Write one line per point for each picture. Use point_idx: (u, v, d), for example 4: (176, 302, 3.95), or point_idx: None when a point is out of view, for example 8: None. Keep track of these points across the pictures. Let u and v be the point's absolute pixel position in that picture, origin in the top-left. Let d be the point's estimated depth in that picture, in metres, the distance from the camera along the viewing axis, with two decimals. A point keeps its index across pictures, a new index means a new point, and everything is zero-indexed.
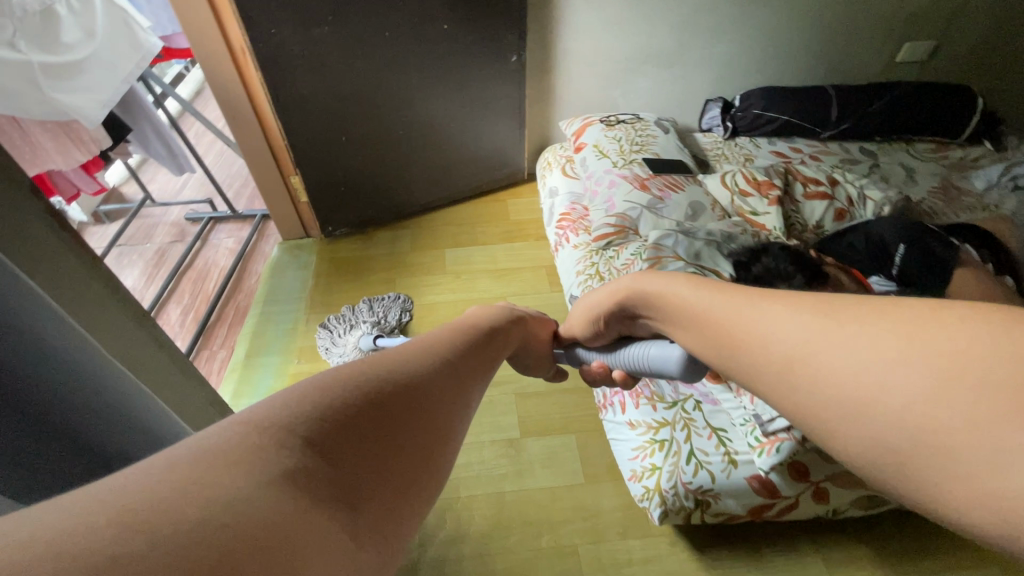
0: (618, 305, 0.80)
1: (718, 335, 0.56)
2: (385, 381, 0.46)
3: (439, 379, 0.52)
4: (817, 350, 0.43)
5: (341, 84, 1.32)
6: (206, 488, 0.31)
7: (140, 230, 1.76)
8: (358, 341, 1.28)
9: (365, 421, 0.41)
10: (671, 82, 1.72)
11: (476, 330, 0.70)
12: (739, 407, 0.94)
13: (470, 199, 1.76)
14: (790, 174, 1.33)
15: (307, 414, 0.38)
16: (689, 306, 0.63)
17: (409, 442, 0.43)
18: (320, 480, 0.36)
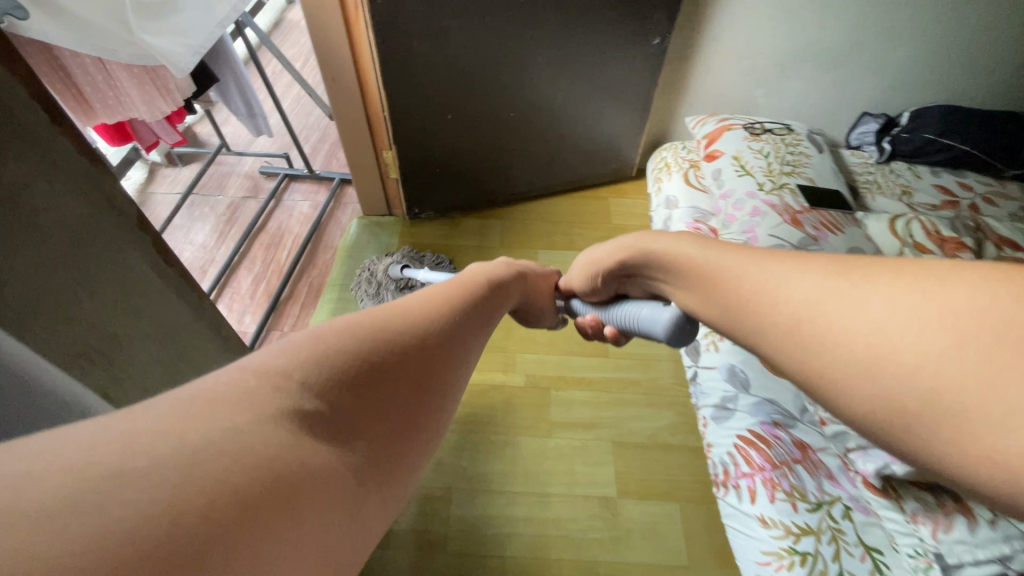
0: (619, 257, 0.66)
1: (727, 294, 0.42)
2: (389, 314, 0.33)
3: (457, 313, 0.40)
4: (830, 307, 0.32)
5: (457, 53, 1.12)
6: (200, 425, 0.22)
7: (213, 179, 1.64)
8: (388, 269, 1.29)
9: (374, 359, 0.29)
10: (828, 86, 1.45)
11: (486, 273, 0.58)
12: (909, 535, 0.78)
13: (570, 192, 1.56)
14: (980, 232, 1.11)
15: (305, 351, 0.28)
16: (690, 259, 0.51)
17: (426, 387, 0.32)
18: (325, 427, 0.26)
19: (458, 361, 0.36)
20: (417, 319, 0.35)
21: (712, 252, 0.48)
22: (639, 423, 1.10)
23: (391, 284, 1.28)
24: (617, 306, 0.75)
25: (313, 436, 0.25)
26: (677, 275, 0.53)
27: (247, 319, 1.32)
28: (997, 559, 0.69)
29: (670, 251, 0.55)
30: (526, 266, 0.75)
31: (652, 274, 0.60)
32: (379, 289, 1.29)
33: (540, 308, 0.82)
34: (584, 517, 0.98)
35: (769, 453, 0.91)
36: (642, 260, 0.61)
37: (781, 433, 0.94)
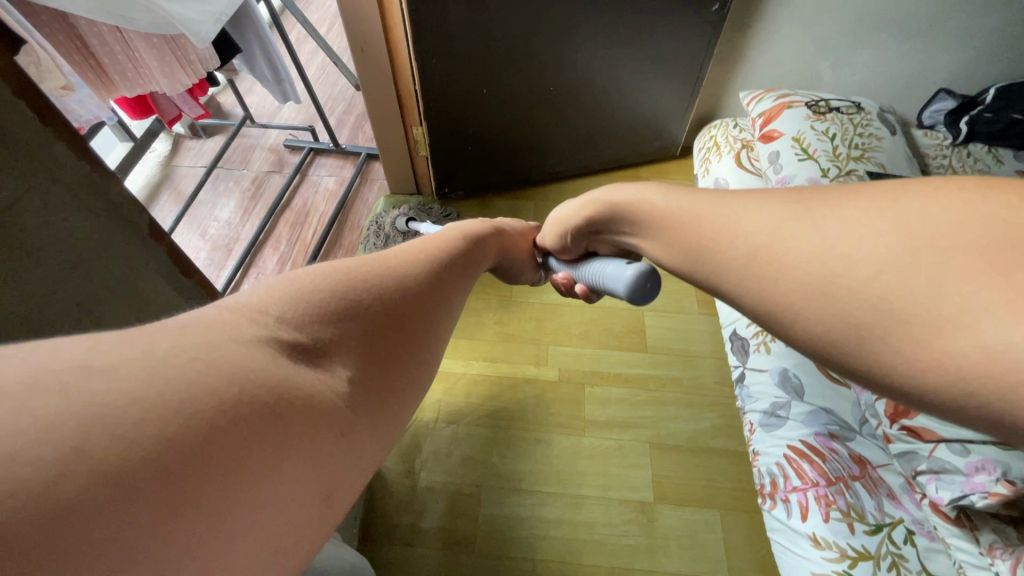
0: (584, 212, 0.61)
1: (691, 241, 0.41)
2: (363, 258, 0.33)
3: (438, 260, 0.40)
4: (801, 246, 0.31)
5: (496, 22, 1.03)
6: (174, 338, 0.23)
7: (237, 152, 1.59)
8: (394, 222, 1.27)
9: (351, 299, 0.30)
10: (903, 58, 1.30)
11: (468, 228, 0.58)
12: (978, 567, 0.71)
13: (609, 171, 1.47)
14: None
15: (280, 291, 0.28)
16: (652, 208, 0.47)
17: (413, 325, 0.32)
18: (303, 357, 0.26)
19: (443, 302, 0.36)
20: (395, 263, 0.35)
21: (681, 197, 0.45)
22: (679, 425, 1.04)
23: (399, 236, 1.26)
24: (586, 263, 0.71)
25: (293, 361, 0.25)
26: (642, 227, 0.49)
27: None
28: None
29: (628, 204, 0.51)
30: (502, 224, 0.73)
31: (616, 230, 0.56)
32: (387, 241, 1.27)
33: (513, 266, 0.78)
34: (618, 522, 0.94)
35: (824, 467, 0.85)
36: (605, 215, 0.57)
37: (838, 446, 0.87)
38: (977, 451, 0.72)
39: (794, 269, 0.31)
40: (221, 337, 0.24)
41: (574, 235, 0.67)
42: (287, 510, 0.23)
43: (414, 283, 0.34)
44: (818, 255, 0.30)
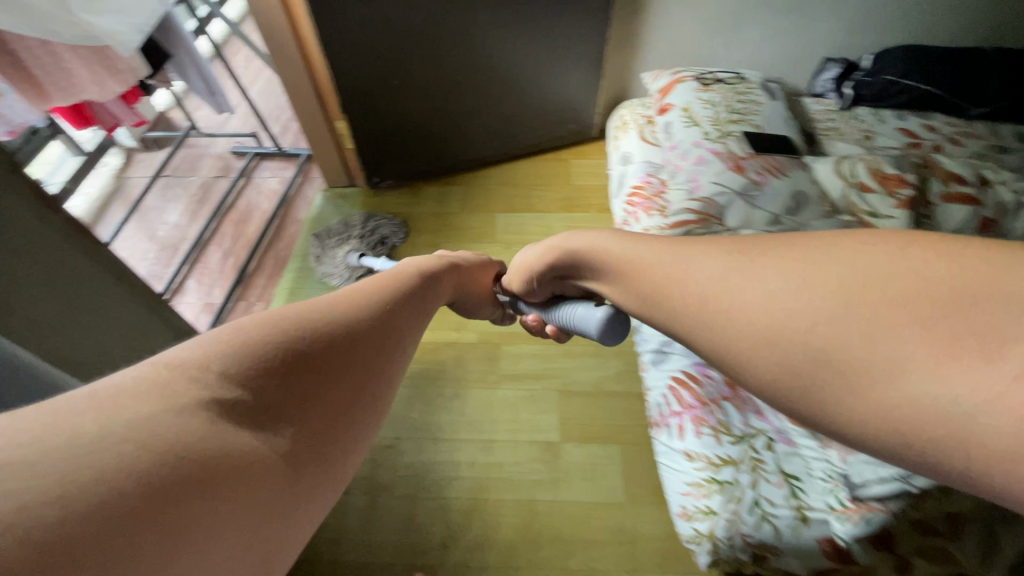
0: (549, 260, 0.68)
1: (648, 284, 0.46)
2: (309, 312, 0.37)
3: (379, 308, 0.44)
4: (734, 285, 0.37)
5: (395, 18, 1.14)
6: (109, 415, 0.26)
7: (186, 161, 1.69)
8: (347, 257, 1.29)
9: (293, 355, 0.34)
10: (787, 33, 1.41)
11: (420, 268, 0.61)
12: (822, 459, 0.82)
13: (531, 155, 1.57)
14: (926, 168, 1.07)
15: (226, 347, 0.32)
16: (610, 257, 0.54)
17: (349, 377, 0.36)
18: (246, 417, 0.30)
19: (383, 351, 0.41)
20: (337, 315, 0.39)
21: (633, 246, 0.51)
22: (586, 373, 1.13)
23: (350, 272, 1.29)
24: (558, 307, 0.77)
25: (234, 423, 0.29)
26: (600, 272, 0.57)
27: (217, 291, 1.38)
28: (898, 477, 0.74)
29: (591, 253, 0.58)
30: (458, 258, 0.78)
31: (580, 275, 0.63)
32: (339, 275, 1.30)
33: (471, 300, 0.84)
34: (526, 461, 1.02)
35: (699, 392, 0.93)
36: (569, 262, 0.64)
37: (713, 371, 0.96)
38: None
39: (736, 318, 0.35)
40: (163, 408, 0.27)
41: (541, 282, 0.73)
42: (228, 556, 0.26)
43: (353, 335, 0.39)
44: (762, 305, 0.34)
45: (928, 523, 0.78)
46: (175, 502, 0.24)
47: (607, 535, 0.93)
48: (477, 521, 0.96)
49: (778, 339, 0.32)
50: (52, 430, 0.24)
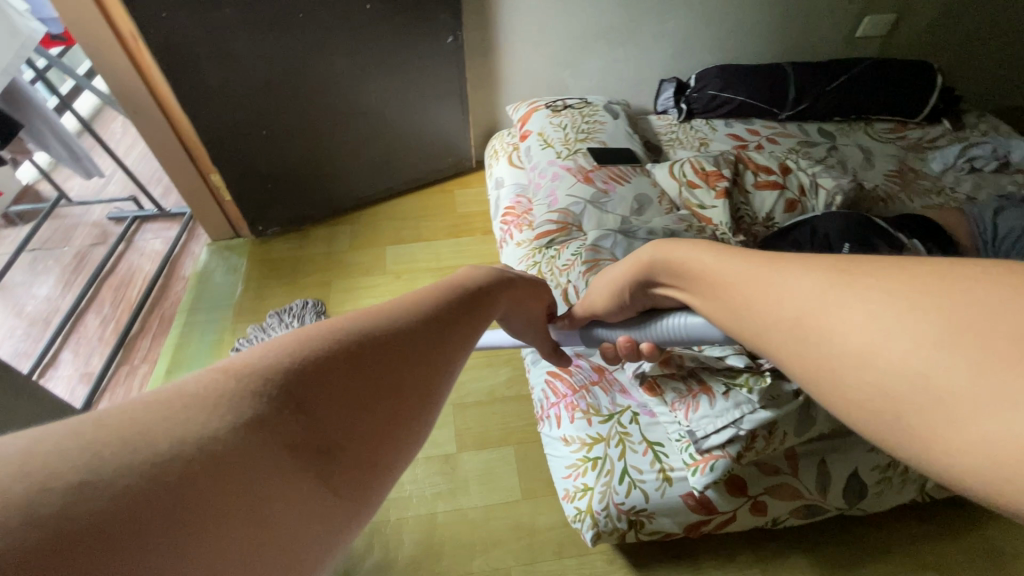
0: (634, 270, 0.62)
1: (732, 297, 0.40)
2: (370, 323, 0.34)
3: (445, 316, 0.40)
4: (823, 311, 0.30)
5: (252, 71, 1.20)
6: (145, 429, 0.23)
7: (58, 232, 1.62)
8: None
9: (351, 367, 0.30)
10: (624, 62, 1.62)
11: (484, 272, 0.54)
12: (674, 422, 0.89)
13: (416, 190, 1.66)
14: (740, 163, 1.26)
15: (290, 356, 0.29)
16: (695, 266, 0.49)
17: (406, 392, 0.32)
18: (293, 434, 0.26)
19: (448, 365, 0.37)
20: (396, 321, 0.36)
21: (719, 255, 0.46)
22: (479, 384, 1.18)
23: None
24: (653, 320, 0.64)
25: (275, 445, 0.25)
26: (683, 283, 0.52)
27: (95, 359, 1.32)
28: (730, 422, 0.82)
29: (682, 262, 0.52)
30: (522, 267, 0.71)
31: (671, 287, 0.56)
32: None
33: (527, 322, 0.71)
34: (425, 477, 1.05)
35: (571, 380, 1.01)
36: (658, 270, 0.58)
37: (582, 361, 1.04)
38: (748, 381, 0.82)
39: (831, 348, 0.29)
40: (222, 422, 0.24)
41: (634, 295, 0.64)
42: None
43: (414, 345, 0.35)
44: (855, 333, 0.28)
45: (772, 464, 0.90)
46: (214, 520, 0.22)
47: (507, 533, 0.97)
48: (379, 545, 0.96)
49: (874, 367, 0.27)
50: (129, 437, 0.23)
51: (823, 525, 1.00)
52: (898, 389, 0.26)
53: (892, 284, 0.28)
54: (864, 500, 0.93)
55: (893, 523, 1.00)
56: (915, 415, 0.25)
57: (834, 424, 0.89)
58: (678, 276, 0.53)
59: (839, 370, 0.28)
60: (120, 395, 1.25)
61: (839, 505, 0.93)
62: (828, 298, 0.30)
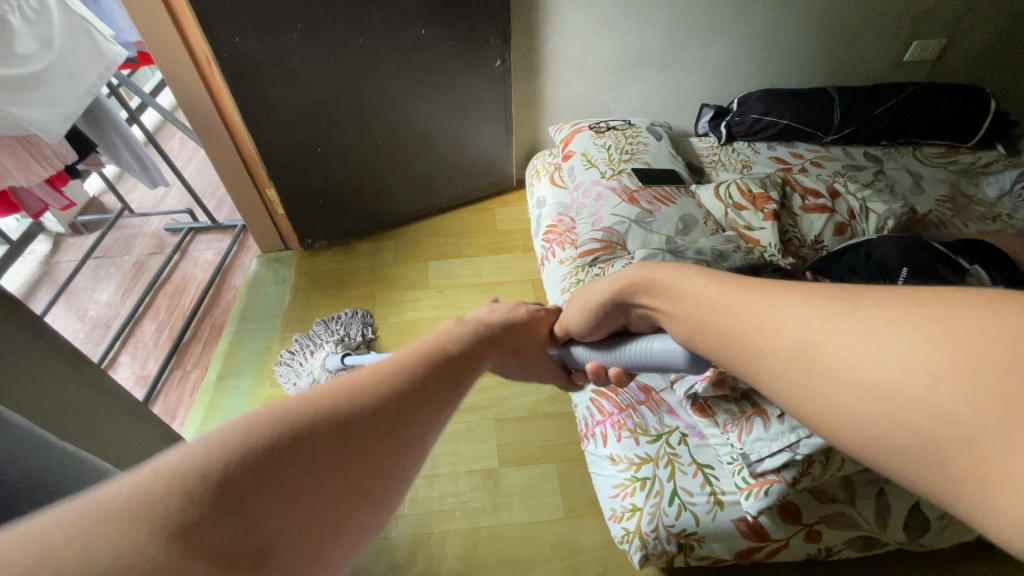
0: (615, 287, 0.59)
1: (720, 323, 0.40)
2: (320, 399, 0.32)
3: (411, 386, 0.37)
4: (835, 337, 0.30)
5: (312, 92, 1.27)
6: (66, 544, 0.22)
7: (119, 241, 1.71)
8: (324, 361, 1.25)
9: (291, 456, 0.28)
10: (665, 85, 1.65)
11: (465, 331, 0.54)
12: (727, 444, 0.87)
13: (459, 208, 1.71)
14: (788, 186, 1.26)
15: (234, 446, 0.27)
16: (681, 285, 0.47)
17: (364, 478, 0.31)
18: (228, 537, 0.25)
19: (408, 445, 0.34)
20: (351, 396, 0.33)
21: None
22: (518, 399, 1.19)
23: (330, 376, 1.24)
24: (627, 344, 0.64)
25: (204, 553, 0.23)
26: (666, 301, 0.50)
27: (151, 363, 1.38)
28: (786, 447, 0.79)
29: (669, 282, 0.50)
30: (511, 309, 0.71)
31: (649, 309, 0.54)
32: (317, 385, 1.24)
33: (522, 363, 0.70)
34: (466, 490, 1.05)
35: (617, 399, 1.00)
36: (638, 289, 0.56)
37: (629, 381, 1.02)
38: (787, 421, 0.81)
39: (847, 373, 0.29)
40: (139, 537, 0.23)
41: (608, 318, 0.63)
42: None
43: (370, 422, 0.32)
44: (864, 363, 0.28)
45: (829, 491, 0.88)
46: None
47: (549, 551, 0.96)
48: (421, 559, 0.97)
49: (888, 398, 0.27)
50: (40, 559, 0.21)
51: (882, 560, 0.96)
52: (917, 422, 0.26)
53: (900, 315, 0.28)
54: (926, 535, 0.89)
55: (957, 562, 0.95)
56: (938, 449, 0.25)
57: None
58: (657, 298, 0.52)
59: (858, 397, 0.28)
60: (173, 399, 1.30)
61: (899, 539, 0.89)
62: (830, 331, 0.31)
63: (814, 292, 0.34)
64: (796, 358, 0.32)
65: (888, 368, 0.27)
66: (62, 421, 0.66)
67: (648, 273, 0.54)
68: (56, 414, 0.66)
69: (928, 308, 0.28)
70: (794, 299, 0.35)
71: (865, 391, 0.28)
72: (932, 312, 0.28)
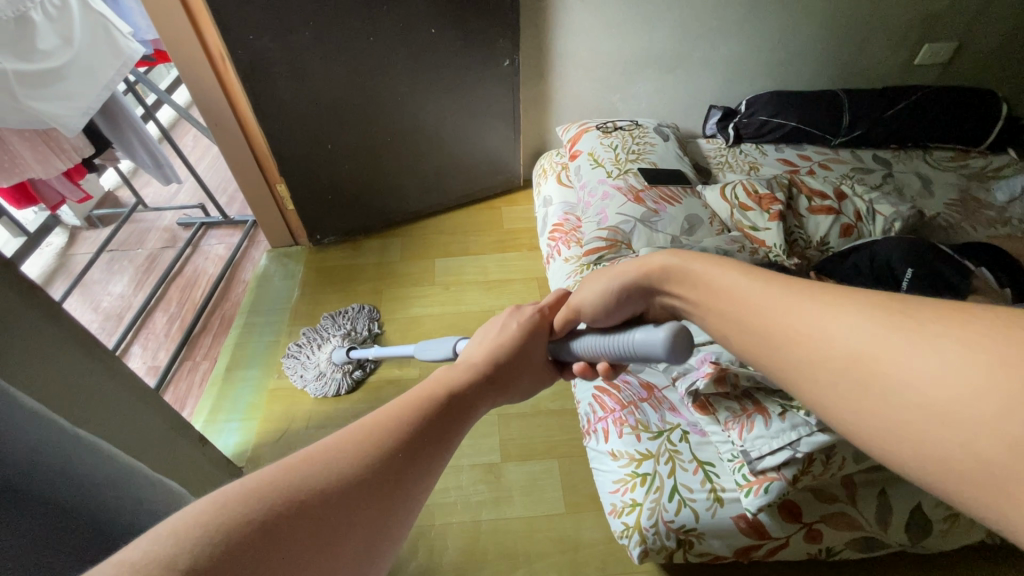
0: (642, 271, 0.60)
1: (767, 331, 0.41)
2: (298, 476, 0.32)
3: (395, 449, 0.38)
4: (894, 359, 0.31)
5: (323, 90, 1.29)
6: None
7: (133, 235, 1.74)
8: (331, 355, 1.27)
9: (259, 543, 0.28)
10: (674, 86, 1.65)
11: (460, 373, 0.53)
12: (727, 441, 0.87)
13: (466, 206, 1.72)
14: (794, 187, 1.26)
15: (204, 531, 0.27)
16: (721, 284, 0.48)
17: (339, 553, 0.31)
18: None
19: (386, 513, 0.34)
20: (331, 467, 0.34)
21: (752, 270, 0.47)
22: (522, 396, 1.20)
23: (337, 370, 1.25)
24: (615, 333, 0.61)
25: None
26: (704, 301, 0.50)
27: (162, 354, 1.40)
28: (786, 444, 0.79)
29: (702, 274, 0.52)
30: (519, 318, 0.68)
31: (680, 306, 0.55)
32: (324, 379, 1.26)
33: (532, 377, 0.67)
34: (469, 484, 1.06)
35: (619, 396, 1.00)
36: (669, 276, 0.57)
37: (631, 378, 1.04)
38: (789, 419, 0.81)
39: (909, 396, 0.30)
40: None
41: (627, 302, 0.63)
42: None
43: (349, 493, 0.33)
44: (926, 388, 0.29)
45: (830, 491, 0.88)
46: None
47: (550, 546, 0.97)
48: (423, 551, 0.98)
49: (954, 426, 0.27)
50: None
51: (883, 562, 0.95)
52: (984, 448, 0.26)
53: (956, 330, 0.29)
54: (928, 538, 0.89)
55: (960, 566, 0.95)
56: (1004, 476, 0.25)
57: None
58: (690, 293, 0.53)
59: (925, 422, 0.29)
60: (183, 389, 1.32)
61: (901, 540, 0.88)
62: (889, 349, 0.31)
63: (866, 300, 0.35)
64: (854, 376, 0.33)
65: (953, 394, 0.28)
66: (70, 403, 0.68)
67: (683, 262, 0.55)
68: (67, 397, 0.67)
69: (989, 327, 0.28)
70: (845, 306, 0.35)
71: (929, 416, 0.28)
72: (989, 330, 0.28)
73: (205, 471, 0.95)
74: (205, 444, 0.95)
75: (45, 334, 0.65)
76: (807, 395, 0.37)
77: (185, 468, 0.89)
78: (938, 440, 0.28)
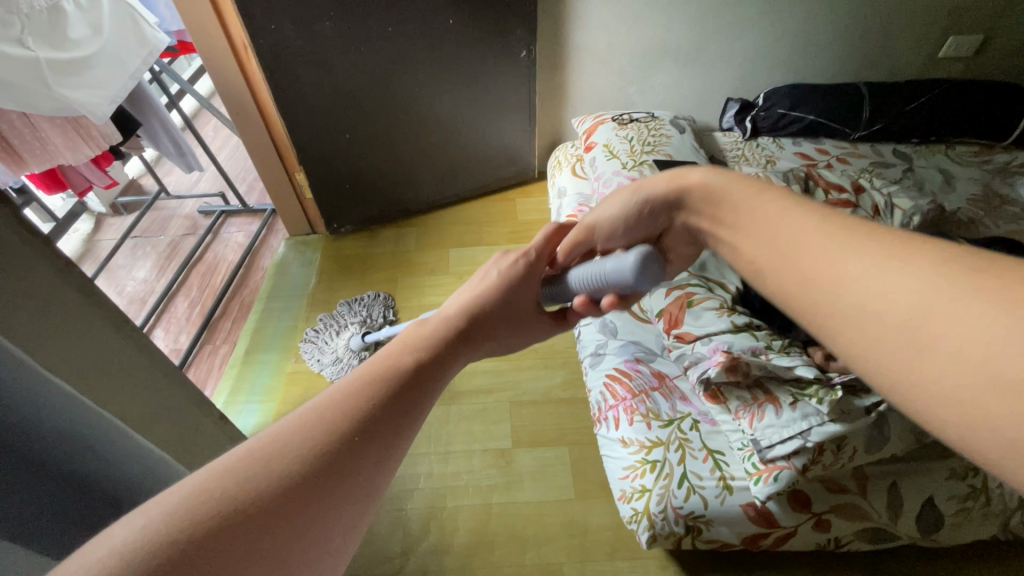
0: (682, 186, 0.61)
1: (818, 290, 0.40)
2: (244, 478, 0.31)
3: (350, 435, 0.35)
4: (963, 323, 0.30)
5: (342, 79, 1.31)
6: None
7: (156, 222, 1.79)
8: (348, 341, 1.30)
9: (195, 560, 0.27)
10: (691, 79, 1.64)
11: (431, 334, 0.49)
12: (737, 431, 0.87)
13: (480, 198, 1.74)
14: (811, 180, 1.25)
15: (135, 556, 0.26)
16: (779, 236, 0.47)
17: (290, 553, 0.30)
18: None
19: (343, 502, 0.33)
20: (279, 463, 0.32)
21: (799, 229, 0.45)
22: (534, 384, 1.21)
23: (354, 357, 1.28)
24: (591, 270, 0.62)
25: None
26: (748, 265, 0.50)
27: (183, 337, 1.44)
28: (797, 433, 0.79)
29: (751, 208, 0.52)
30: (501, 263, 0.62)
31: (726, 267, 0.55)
32: (341, 363, 1.29)
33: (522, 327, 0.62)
34: (480, 468, 1.08)
35: (631, 384, 1.01)
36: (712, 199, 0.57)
37: (642, 366, 1.04)
38: (801, 408, 0.81)
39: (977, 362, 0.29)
40: None
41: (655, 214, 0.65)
42: None
43: (296, 493, 0.31)
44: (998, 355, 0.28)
45: (839, 481, 0.88)
46: None
47: (560, 530, 0.98)
48: (434, 532, 1.00)
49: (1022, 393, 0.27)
50: None
51: (893, 555, 0.95)
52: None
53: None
54: (939, 532, 0.88)
55: (970, 562, 0.94)
56: None
57: (908, 445, 0.86)
58: (728, 217, 0.54)
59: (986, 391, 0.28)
60: (203, 371, 1.36)
61: (911, 533, 0.88)
62: (960, 313, 0.30)
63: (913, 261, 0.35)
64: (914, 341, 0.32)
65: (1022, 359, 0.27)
66: (102, 379, 0.71)
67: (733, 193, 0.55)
68: (97, 371, 0.70)
69: None
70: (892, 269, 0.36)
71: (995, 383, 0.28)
72: None
73: (225, 448, 0.98)
74: (226, 422, 0.99)
75: (80, 310, 0.68)
76: (851, 351, 0.37)
77: (206, 445, 0.92)
78: (994, 402, 0.28)
